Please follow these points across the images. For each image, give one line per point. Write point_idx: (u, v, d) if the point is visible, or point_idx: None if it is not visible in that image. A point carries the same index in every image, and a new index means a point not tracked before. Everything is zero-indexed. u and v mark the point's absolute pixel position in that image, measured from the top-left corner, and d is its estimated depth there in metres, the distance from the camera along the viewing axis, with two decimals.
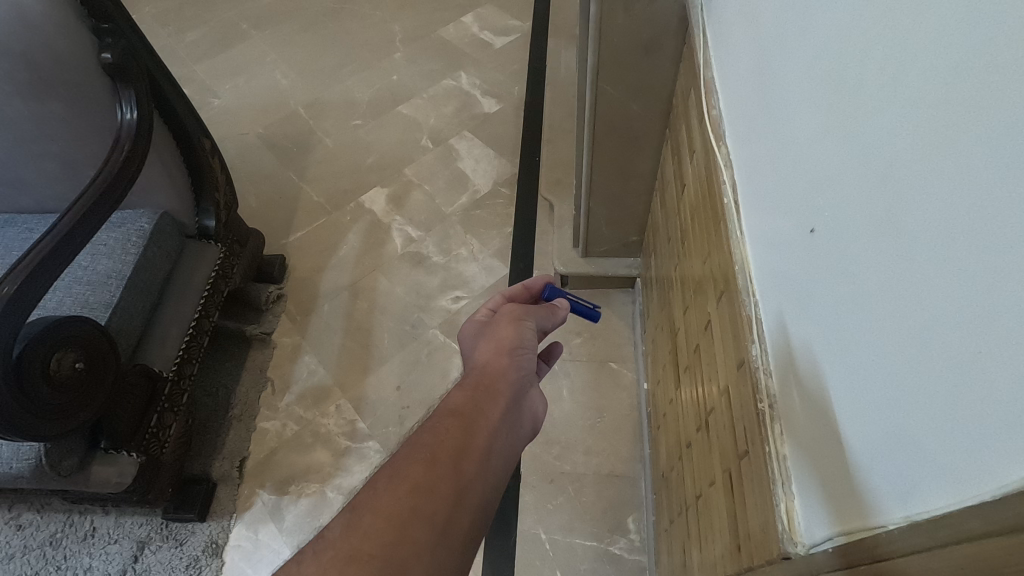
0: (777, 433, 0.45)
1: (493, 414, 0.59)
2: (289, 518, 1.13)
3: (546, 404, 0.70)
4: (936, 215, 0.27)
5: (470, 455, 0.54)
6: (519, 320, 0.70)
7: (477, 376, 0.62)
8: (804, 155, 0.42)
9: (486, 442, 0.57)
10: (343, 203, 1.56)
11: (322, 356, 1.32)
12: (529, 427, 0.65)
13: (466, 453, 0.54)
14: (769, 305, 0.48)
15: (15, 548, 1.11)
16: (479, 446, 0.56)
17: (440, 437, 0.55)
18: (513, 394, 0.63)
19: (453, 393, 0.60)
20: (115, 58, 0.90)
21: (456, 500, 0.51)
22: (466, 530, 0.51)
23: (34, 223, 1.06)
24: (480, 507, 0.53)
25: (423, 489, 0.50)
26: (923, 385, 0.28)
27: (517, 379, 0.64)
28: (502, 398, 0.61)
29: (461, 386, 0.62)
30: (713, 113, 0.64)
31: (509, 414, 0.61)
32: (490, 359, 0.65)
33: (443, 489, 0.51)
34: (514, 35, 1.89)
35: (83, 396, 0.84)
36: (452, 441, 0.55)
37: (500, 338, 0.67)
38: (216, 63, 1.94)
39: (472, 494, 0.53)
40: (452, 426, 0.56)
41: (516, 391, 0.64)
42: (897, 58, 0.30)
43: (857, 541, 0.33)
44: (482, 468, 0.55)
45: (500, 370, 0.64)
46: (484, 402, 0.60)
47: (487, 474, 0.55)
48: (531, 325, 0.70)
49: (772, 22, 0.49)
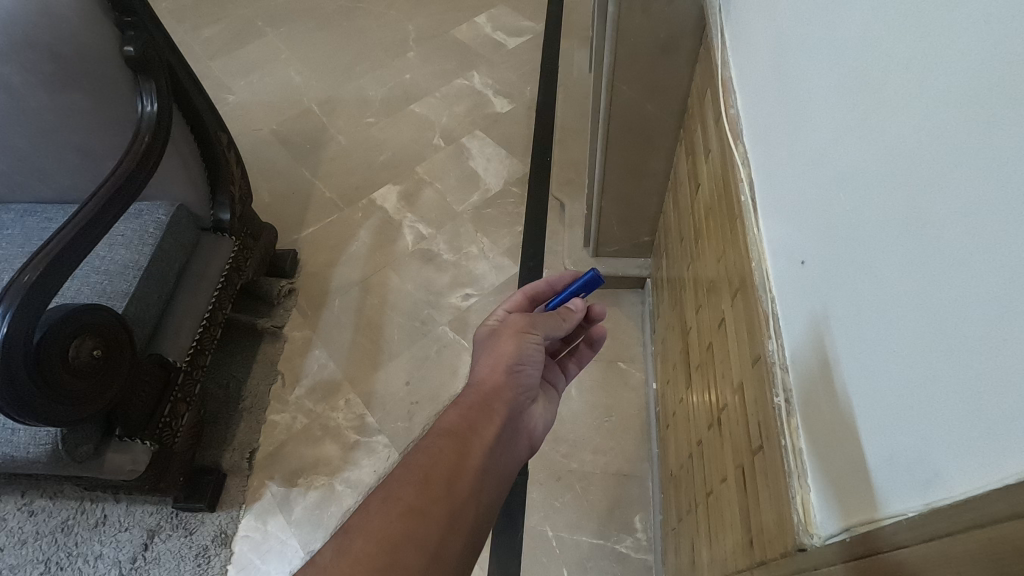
0: (793, 427, 0.45)
1: (487, 433, 0.59)
2: (298, 510, 1.14)
3: (541, 424, 0.70)
4: (960, 206, 0.27)
5: (464, 475, 0.54)
6: (522, 334, 0.65)
7: (475, 394, 0.61)
8: (822, 151, 0.43)
9: (482, 461, 0.56)
10: (356, 200, 1.57)
11: (333, 350, 1.33)
12: (524, 443, 0.66)
13: (460, 474, 0.54)
14: (785, 302, 0.48)
15: (27, 533, 1.12)
16: (473, 466, 0.55)
17: (434, 456, 0.54)
18: (509, 414, 0.62)
19: (447, 412, 0.59)
20: (137, 51, 0.92)
21: (449, 523, 0.51)
22: (459, 553, 0.51)
23: (54, 213, 1.08)
24: (474, 528, 0.53)
25: (416, 512, 0.50)
26: (945, 374, 0.28)
27: (513, 400, 0.64)
28: (498, 416, 0.61)
29: (456, 404, 0.61)
30: (731, 112, 0.65)
31: (503, 433, 0.61)
32: (486, 382, 0.63)
33: (437, 512, 0.51)
34: (527, 35, 1.90)
35: (100, 384, 0.86)
36: (447, 461, 0.54)
37: (500, 357, 0.64)
38: (232, 59, 1.96)
39: (465, 516, 0.52)
40: (446, 445, 0.55)
41: (512, 411, 0.63)
42: (919, 57, 0.31)
43: (871, 531, 0.34)
44: (476, 489, 0.54)
45: (496, 388, 0.63)
46: (480, 421, 0.59)
47: (481, 493, 0.55)
48: (537, 339, 0.66)
49: (792, 21, 0.49)
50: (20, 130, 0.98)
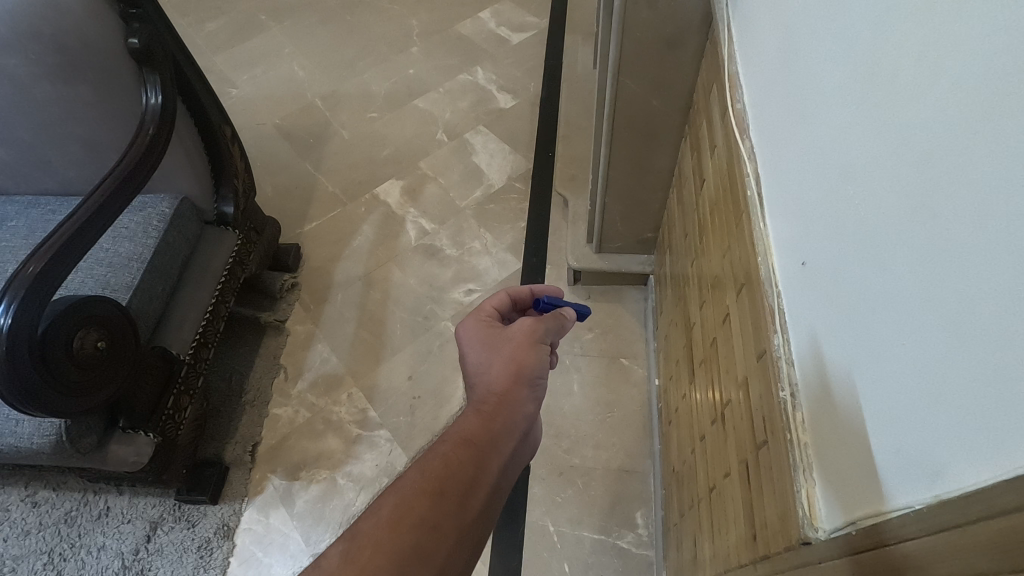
0: (800, 421, 0.45)
1: (505, 450, 0.57)
2: (300, 503, 1.14)
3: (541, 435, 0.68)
4: (971, 199, 0.27)
5: (478, 491, 0.53)
6: (536, 342, 0.64)
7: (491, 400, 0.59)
8: (832, 143, 0.42)
9: (496, 479, 0.55)
10: (358, 194, 1.57)
11: (335, 345, 1.33)
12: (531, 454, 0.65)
13: (474, 490, 0.52)
14: (793, 296, 0.48)
15: (30, 524, 1.13)
16: (488, 483, 0.54)
17: (451, 468, 0.52)
18: (524, 430, 0.60)
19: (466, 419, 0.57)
20: (142, 43, 0.92)
21: (458, 539, 0.50)
22: (461, 568, 0.50)
23: (58, 206, 1.08)
24: (478, 544, 0.52)
25: (427, 526, 0.49)
26: (955, 366, 0.27)
27: (531, 414, 0.61)
28: (516, 431, 0.59)
29: (477, 410, 0.58)
30: (737, 107, 0.64)
31: (517, 451, 0.59)
32: (509, 387, 0.60)
33: (448, 528, 0.50)
34: (531, 31, 1.90)
35: (104, 375, 0.86)
36: (464, 474, 0.52)
37: (508, 359, 0.62)
38: (236, 53, 1.96)
39: (474, 531, 0.52)
40: (463, 456, 0.54)
41: (528, 427, 0.61)
42: (930, 47, 0.30)
43: (877, 524, 0.33)
44: (486, 505, 0.53)
45: (514, 398, 0.60)
46: (499, 435, 0.57)
47: (490, 509, 0.54)
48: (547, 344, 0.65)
49: (801, 13, 0.48)
50: (24, 121, 0.98)
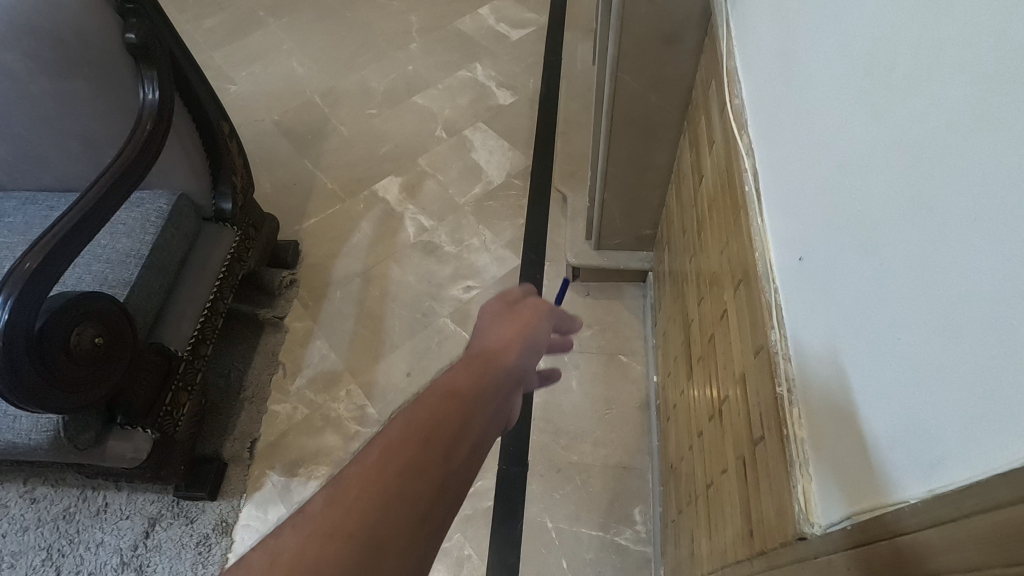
0: (796, 416, 0.45)
1: (497, 406, 0.45)
2: (299, 499, 1.14)
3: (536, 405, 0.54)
4: (968, 193, 0.27)
5: (469, 438, 0.40)
6: (525, 314, 0.54)
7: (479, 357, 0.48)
8: (830, 136, 0.42)
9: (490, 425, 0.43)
10: (357, 191, 1.57)
11: (334, 341, 1.33)
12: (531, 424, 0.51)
13: (464, 436, 0.40)
14: (790, 291, 0.48)
15: (29, 520, 1.13)
16: (481, 431, 0.42)
17: (439, 414, 0.41)
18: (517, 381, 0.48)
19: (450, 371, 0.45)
20: (139, 39, 0.92)
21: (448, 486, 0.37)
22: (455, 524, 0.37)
23: (56, 202, 1.08)
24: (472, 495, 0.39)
25: (411, 467, 0.36)
26: (953, 360, 0.27)
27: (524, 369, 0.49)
28: (508, 384, 0.47)
29: (464, 363, 0.47)
30: (736, 102, 0.64)
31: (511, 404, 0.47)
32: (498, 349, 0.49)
33: (435, 472, 0.37)
34: (530, 27, 1.89)
35: (103, 370, 0.86)
36: (450, 420, 0.40)
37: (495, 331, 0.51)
38: (234, 49, 1.95)
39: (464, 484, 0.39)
40: (450, 404, 0.42)
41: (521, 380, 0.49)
42: (929, 40, 0.30)
43: (874, 518, 0.33)
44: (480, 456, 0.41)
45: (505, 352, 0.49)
46: (488, 385, 0.45)
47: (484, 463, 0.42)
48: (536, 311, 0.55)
49: (800, 6, 0.48)
50: (22, 117, 0.97)
